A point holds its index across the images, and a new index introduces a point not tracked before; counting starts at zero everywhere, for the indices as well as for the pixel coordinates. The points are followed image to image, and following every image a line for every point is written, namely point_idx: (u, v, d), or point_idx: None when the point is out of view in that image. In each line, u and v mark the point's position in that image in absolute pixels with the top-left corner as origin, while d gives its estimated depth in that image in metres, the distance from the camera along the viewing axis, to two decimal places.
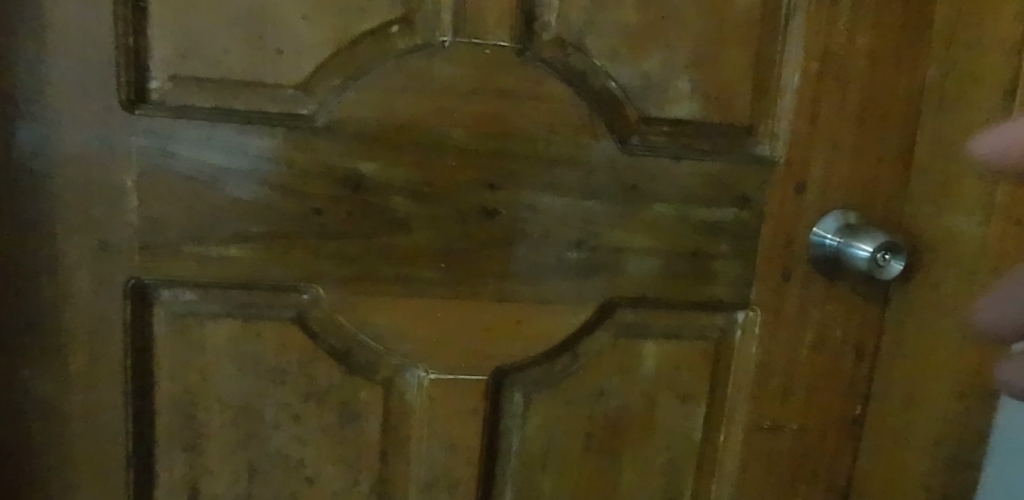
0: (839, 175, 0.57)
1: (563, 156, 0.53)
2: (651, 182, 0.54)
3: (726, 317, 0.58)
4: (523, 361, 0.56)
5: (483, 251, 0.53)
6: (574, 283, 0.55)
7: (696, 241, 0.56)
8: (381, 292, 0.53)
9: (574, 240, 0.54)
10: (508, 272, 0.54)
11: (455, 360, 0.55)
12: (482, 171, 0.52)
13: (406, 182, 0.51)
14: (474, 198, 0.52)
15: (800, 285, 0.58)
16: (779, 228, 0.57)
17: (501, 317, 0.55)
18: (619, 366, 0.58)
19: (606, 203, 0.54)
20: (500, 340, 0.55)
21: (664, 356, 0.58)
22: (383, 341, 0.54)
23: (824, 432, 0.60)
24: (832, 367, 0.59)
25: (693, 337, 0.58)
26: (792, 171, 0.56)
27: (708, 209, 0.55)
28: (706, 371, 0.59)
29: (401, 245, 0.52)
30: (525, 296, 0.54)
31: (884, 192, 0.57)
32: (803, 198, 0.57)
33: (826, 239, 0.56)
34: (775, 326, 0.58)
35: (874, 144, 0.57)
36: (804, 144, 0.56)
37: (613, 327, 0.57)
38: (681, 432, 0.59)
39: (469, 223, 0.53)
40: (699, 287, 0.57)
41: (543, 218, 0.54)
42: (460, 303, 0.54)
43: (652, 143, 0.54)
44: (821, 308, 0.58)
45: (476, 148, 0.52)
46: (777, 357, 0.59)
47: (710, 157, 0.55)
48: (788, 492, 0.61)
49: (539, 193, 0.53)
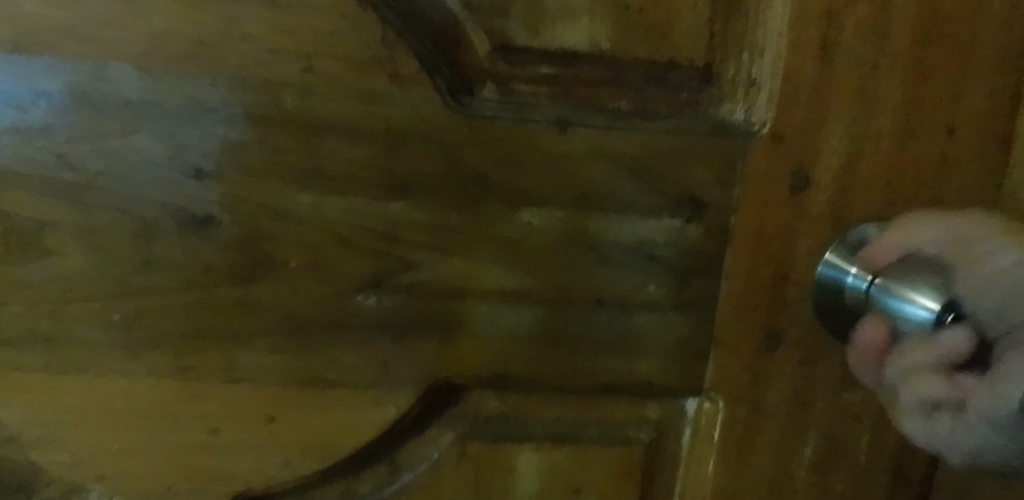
0: (875, 159, 0.31)
1: (339, 116, 0.28)
2: (516, 169, 0.29)
3: (663, 406, 0.33)
4: (289, 485, 0.31)
5: (194, 295, 0.29)
6: (372, 353, 0.30)
7: (606, 279, 0.30)
8: (9, 365, 0.29)
9: (368, 274, 0.29)
10: (247, 333, 0.29)
11: (159, 483, 0.30)
12: (178, 146, 0.27)
13: (29, 163, 0.27)
14: (169, 194, 0.28)
15: (798, 357, 0.32)
16: (761, 256, 0.31)
17: (237, 411, 0.30)
18: (471, 491, 0.33)
19: (429, 210, 0.29)
20: (240, 450, 0.30)
21: (553, 473, 0.33)
22: (19, 448, 0.30)
23: None
24: (853, 497, 0.34)
25: (603, 441, 0.33)
26: (782, 152, 0.30)
27: (626, 220, 0.30)
28: (630, 496, 0.34)
29: (33, 278, 0.28)
30: (283, 376, 0.30)
31: (956, 194, 0.31)
32: (806, 202, 0.31)
33: (848, 278, 0.30)
34: (748, 428, 0.33)
35: (942, 103, 0.30)
36: (809, 103, 0.30)
37: (459, 422, 0.32)
38: None
39: (163, 243, 0.28)
40: (610, 359, 0.31)
41: (304, 235, 0.29)
42: (159, 384, 0.30)
43: (520, 98, 0.29)
44: (833, 397, 0.33)
45: (162, 102, 0.27)
46: (754, 480, 0.33)
47: (626, 127, 0.29)
48: None
49: (294, 186, 0.28)
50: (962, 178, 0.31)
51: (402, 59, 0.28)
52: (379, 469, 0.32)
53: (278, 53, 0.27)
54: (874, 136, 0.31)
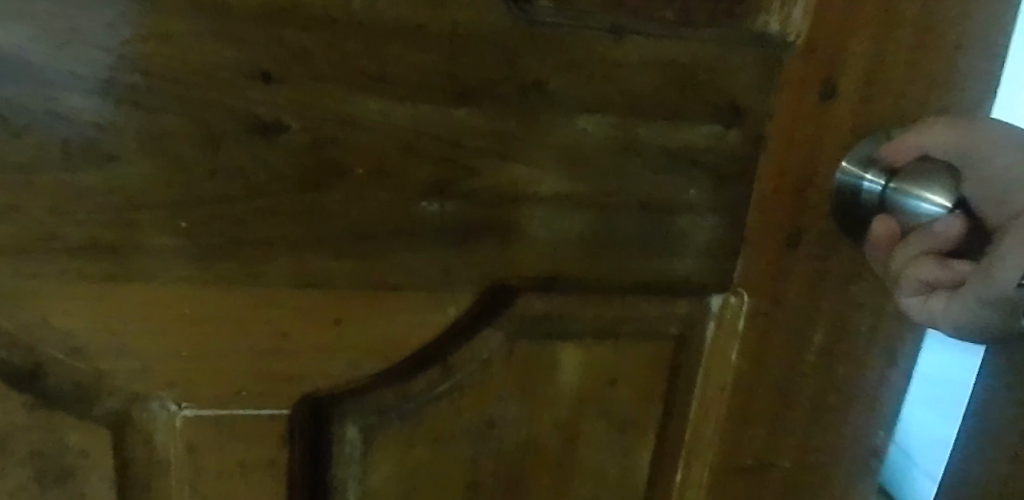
0: (893, 69, 0.33)
1: (406, 21, 0.28)
2: (572, 78, 0.30)
3: (692, 302, 0.36)
4: (353, 384, 0.33)
5: (262, 203, 0.29)
6: (434, 256, 0.31)
7: (651, 183, 0.32)
8: (73, 276, 0.29)
9: (432, 181, 0.30)
10: (314, 240, 0.30)
11: (227, 385, 0.32)
12: (245, 51, 0.27)
13: (89, 68, 0.26)
14: (235, 100, 0.28)
15: (816, 254, 0.35)
16: (790, 161, 0.34)
17: (304, 316, 0.31)
18: (519, 385, 0.35)
19: (490, 116, 0.30)
20: (306, 353, 0.32)
21: (593, 367, 0.35)
22: (88, 357, 0.30)
23: (833, 466, 0.40)
24: (855, 378, 0.38)
25: (639, 335, 0.36)
26: (813, 63, 0.32)
27: (672, 128, 0.32)
28: (661, 386, 0.37)
29: (98, 189, 0.28)
30: (347, 280, 0.31)
31: (954, 102, 0.35)
32: (832, 111, 0.33)
33: (863, 182, 0.33)
34: (767, 319, 0.36)
35: (953, 18, 0.33)
36: (841, 16, 0.32)
37: (509, 322, 0.34)
38: (616, 474, 0.38)
39: (229, 150, 0.28)
40: (650, 259, 0.34)
41: (370, 142, 0.29)
42: (226, 291, 0.30)
43: (573, 9, 0.30)
44: (844, 290, 0.36)
45: (225, 4, 0.26)
46: (771, 366, 0.37)
47: (675, 35, 0.31)
48: None
49: (360, 93, 0.28)
50: (960, 85, 0.34)
51: None
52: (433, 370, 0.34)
53: None
54: (894, 47, 0.33)
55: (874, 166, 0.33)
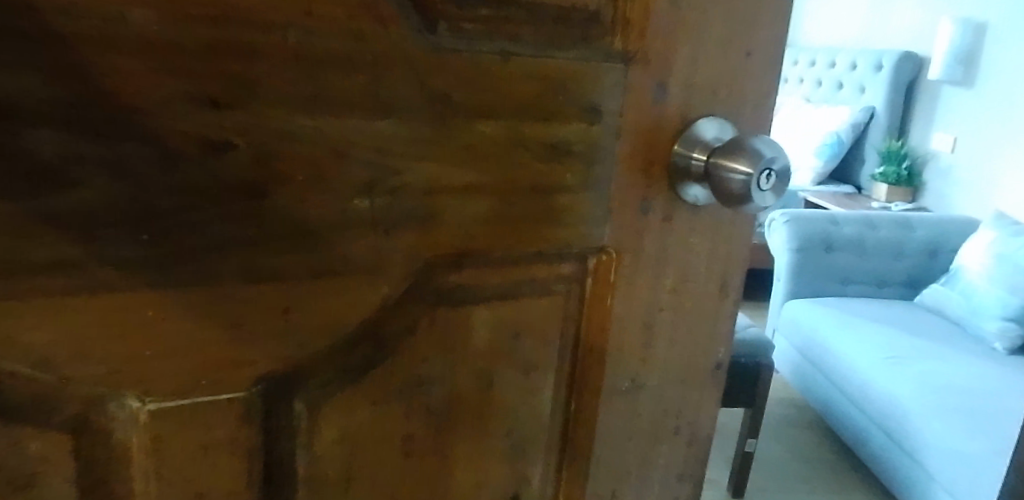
0: (705, 71, 0.43)
1: (333, 52, 0.33)
2: (472, 91, 0.37)
3: (573, 264, 0.44)
4: (303, 363, 0.38)
5: (217, 213, 0.33)
6: (367, 244, 0.37)
7: (537, 171, 0.40)
8: (38, 295, 0.31)
9: (362, 182, 0.36)
10: (262, 239, 0.35)
11: (189, 377, 0.36)
12: (200, 83, 0.31)
13: (54, 104, 0.29)
14: (188, 125, 0.32)
15: (663, 216, 0.45)
16: (640, 146, 0.43)
17: (257, 307, 0.36)
18: (442, 346, 0.42)
19: (407, 125, 0.36)
20: (260, 339, 0.36)
21: (500, 324, 0.43)
22: (54, 367, 0.33)
23: (686, 380, 0.50)
24: (695, 308, 0.49)
25: (535, 295, 0.43)
26: (652, 69, 0.41)
27: (550, 126, 0.39)
28: (552, 334, 0.45)
29: (63, 212, 0.30)
30: (295, 273, 0.36)
31: (750, 93, 0.46)
32: (666, 106, 0.43)
33: (691, 160, 0.43)
34: (630, 270, 0.45)
35: (742, 32, 0.44)
36: (666, 34, 0.41)
37: (429, 294, 0.40)
38: (524, 412, 0.46)
39: (184, 169, 0.32)
40: (539, 233, 0.42)
41: (309, 153, 0.34)
42: (185, 293, 0.34)
43: (467, 35, 0.36)
44: (684, 242, 0.46)
45: (181, 43, 0.30)
46: (636, 308, 0.46)
47: (548, 54, 0.38)
48: (649, 455, 0.51)
49: (296, 112, 0.34)
50: (753, 80, 0.45)
51: (383, 4, 0.34)
52: (369, 343, 0.40)
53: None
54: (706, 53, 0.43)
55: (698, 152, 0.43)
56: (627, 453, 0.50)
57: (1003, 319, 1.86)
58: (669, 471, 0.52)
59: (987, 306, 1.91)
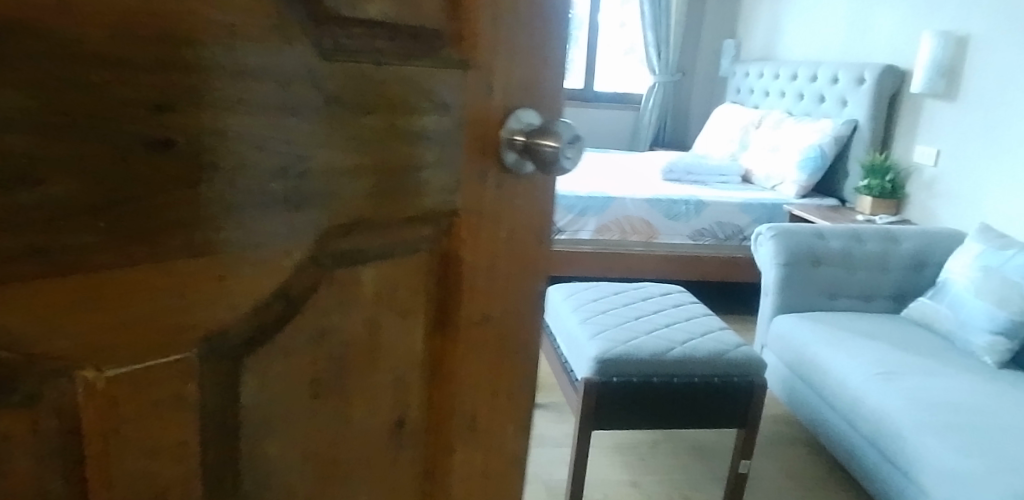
0: (521, 73, 0.55)
1: (253, 63, 0.41)
2: (357, 92, 0.46)
3: (434, 227, 0.54)
4: (234, 324, 0.44)
5: (162, 197, 0.39)
6: (281, 219, 0.45)
7: (406, 152, 0.50)
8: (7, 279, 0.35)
9: (277, 167, 0.43)
10: (200, 219, 0.41)
11: (140, 345, 0.40)
12: (143, 90, 0.37)
13: (25, 110, 0.34)
14: (137, 127, 0.37)
15: (496, 184, 0.56)
16: (478, 131, 0.54)
17: (197, 277, 0.42)
18: (338, 300, 0.50)
19: (309, 121, 0.44)
20: (199, 305, 0.42)
21: (381, 277, 0.53)
22: (22, 346, 0.36)
23: (520, 309, 0.62)
24: (523, 255, 0.60)
25: (406, 252, 0.54)
26: (482, 72, 0.53)
27: (411, 118, 0.50)
28: (420, 283, 0.56)
29: (31, 204, 0.35)
30: (226, 247, 0.42)
31: (560, 88, 0.59)
32: (493, 99, 0.54)
33: (515, 143, 0.55)
34: (480, 229, 0.57)
35: (545, 43, 0.56)
36: (490, 45, 0.53)
37: (326, 258, 0.48)
38: (401, 348, 0.56)
39: (134, 162, 0.37)
40: (408, 202, 0.52)
41: (236, 147, 0.41)
42: (136, 269, 0.39)
43: (347, 48, 0.45)
44: (515, 204, 0.58)
45: (126, 58, 0.36)
46: (479, 256, 0.57)
47: (410, 62, 0.49)
48: (500, 378, 0.62)
49: (225, 113, 0.40)
50: (554, 79, 0.58)
51: (289, 25, 0.42)
52: (281, 304, 0.47)
53: (211, 21, 0.38)
54: (525, 60, 0.55)
55: (519, 131, 0.55)
56: (488, 376, 0.61)
57: (992, 334, 1.87)
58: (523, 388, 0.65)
59: (976, 318, 1.92)
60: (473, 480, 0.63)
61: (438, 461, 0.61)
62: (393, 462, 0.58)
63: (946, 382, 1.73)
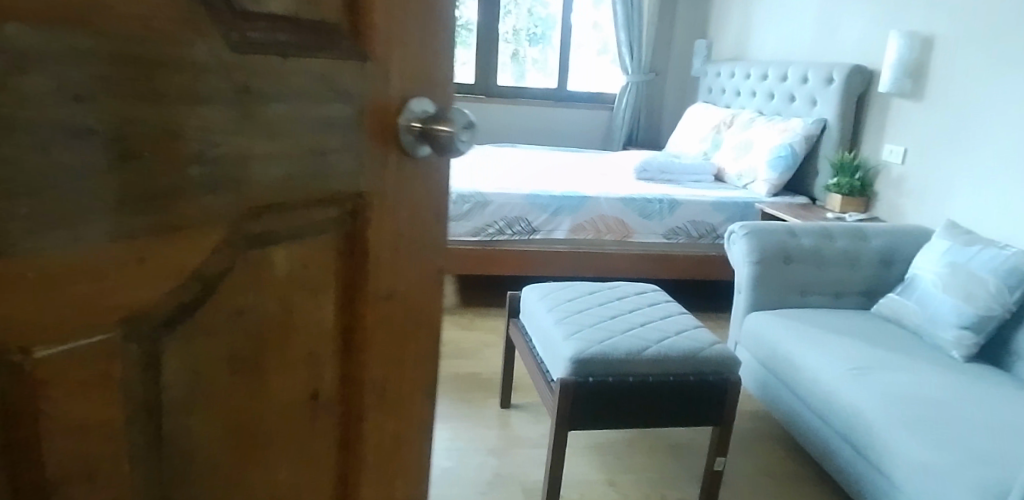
0: (415, 64, 0.61)
1: (165, 55, 0.44)
2: (263, 81, 0.51)
3: (339, 209, 0.60)
4: (155, 305, 0.47)
5: (82, 182, 0.42)
6: (196, 202, 0.48)
7: (311, 137, 0.55)
8: None
9: (192, 153, 0.47)
10: (118, 204, 0.44)
11: (66, 329, 0.43)
12: (62, 80, 0.40)
13: None
14: (57, 116, 0.40)
15: (395, 167, 0.63)
16: (377, 118, 0.60)
17: (119, 260, 0.44)
18: (249, 279, 0.54)
19: (220, 109, 0.48)
20: (121, 287, 0.45)
21: (293, 254, 0.58)
22: None
23: (419, 284, 0.68)
24: (421, 234, 0.67)
25: (314, 233, 0.59)
26: (379, 63, 0.59)
27: (314, 106, 0.55)
28: (330, 263, 0.61)
29: None
30: (145, 230, 0.45)
31: (450, 77, 0.65)
32: (389, 87, 0.60)
33: (411, 129, 0.62)
34: (384, 211, 0.63)
35: (434, 36, 0.62)
36: (386, 39, 0.58)
37: (240, 240, 0.52)
38: (310, 321, 0.61)
39: (55, 149, 0.40)
40: (313, 185, 0.57)
41: (150, 133, 0.45)
42: (60, 256, 0.41)
43: (254, 41, 0.49)
44: (412, 185, 0.65)
45: (49, 49, 0.39)
46: (381, 236, 0.63)
47: (313, 54, 0.54)
48: (401, 348, 0.68)
49: (140, 101, 0.44)
50: (446, 68, 0.65)
51: (199, 19, 0.46)
52: (199, 284, 0.50)
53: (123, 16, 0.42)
54: (419, 55, 0.61)
55: (416, 118, 0.62)
56: (393, 348, 0.68)
57: (959, 327, 1.91)
58: (428, 358, 0.72)
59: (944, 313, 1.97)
60: (384, 444, 0.70)
61: (351, 428, 0.67)
62: (311, 430, 0.64)
63: (914, 374, 1.78)
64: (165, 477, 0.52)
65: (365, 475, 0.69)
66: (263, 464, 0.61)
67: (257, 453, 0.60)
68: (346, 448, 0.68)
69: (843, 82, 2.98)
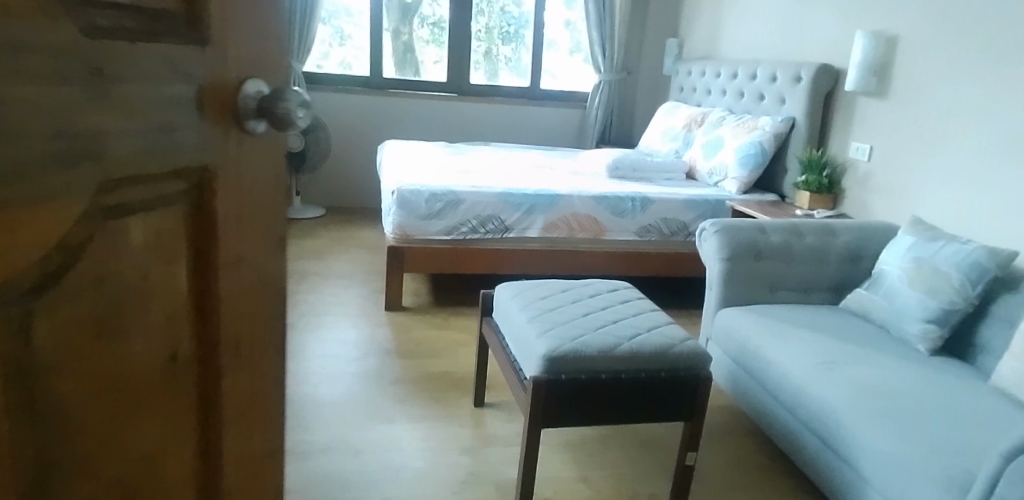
0: (249, 48, 0.64)
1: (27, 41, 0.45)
2: (113, 64, 0.52)
3: (185, 180, 0.60)
4: (28, 272, 0.48)
5: None
6: (54, 178, 0.48)
7: (158, 115, 0.56)
8: None
9: (48, 131, 0.47)
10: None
11: None
12: None
13: None
14: None
15: (237, 143, 0.64)
16: (221, 100, 0.62)
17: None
18: (104, 255, 0.54)
19: (71, 92, 0.49)
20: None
21: (149, 226, 0.59)
22: None
23: (263, 245, 0.70)
24: (265, 200, 0.69)
25: (161, 204, 0.59)
26: (217, 50, 0.61)
27: (161, 87, 0.56)
28: (178, 231, 0.62)
29: None
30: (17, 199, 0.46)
31: (281, 60, 0.68)
32: (229, 71, 0.62)
33: (248, 108, 0.63)
34: (228, 182, 0.64)
35: (262, 19, 0.64)
36: (220, 24, 0.60)
37: (96, 212, 0.53)
38: (161, 290, 0.61)
39: None
40: (166, 158, 0.58)
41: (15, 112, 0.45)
42: None
43: (102, 28, 0.50)
44: (252, 157, 0.66)
45: None
46: (229, 205, 0.65)
47: (154, 40, 0.55)
48: (251, 314, 0.70)
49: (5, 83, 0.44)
50: (276, 52, 0.67)
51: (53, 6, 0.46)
52: (60, 254, 0.50)
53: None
54: (257, 35, 0.64)
55: (252, 100, 0.64)
56: (247, 310, 0.70)
57: (925, 321, 1.94)
58: (279, 317, 0.75)
59: (909, 307, 2.00)
60: (240, 408, 0.71)
61: (210, 390, 0.68)
62: (172, 398, 0.64)
63: (883, 368, 1.80)
64: (36, 438, 0.51)
65: (227, 444, 0.71)
66: (125, 438, 0.60)
67: (115, 428, 0.59)
68: (207, 417, 0.68)
69: (810, 81, 3.02)
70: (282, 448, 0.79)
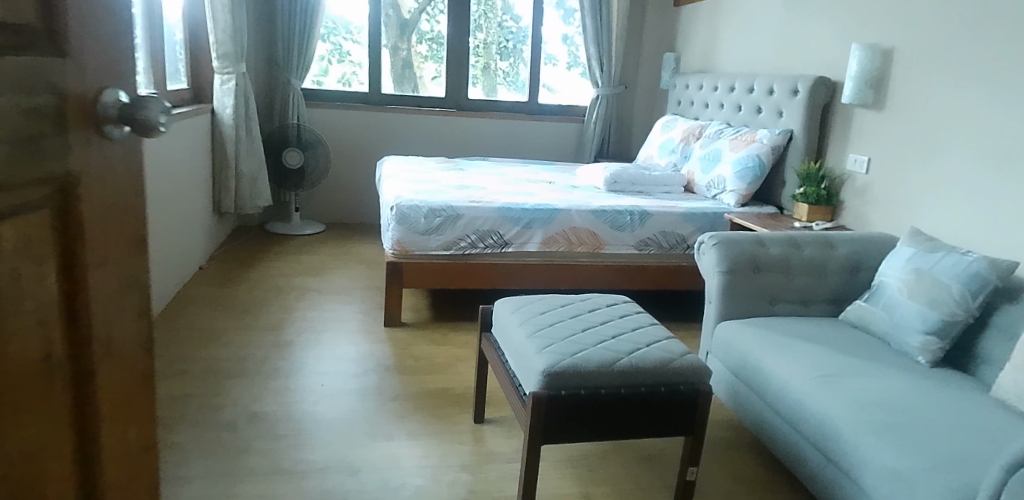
0: (106, 68, 0.69)
1: None
2: None
3: (49, 187, 0.64)
4: None
5: None
6: None
7: (22, 127, 0.60)
8: None
9: None
10: None
11: None
12: None
13: None
14: None
15: (95, 152, 0.68)
16: (81, 112, 0.66)
17: None
18: None
19: None
20: None
21: (22, 230, 0.61)
22: None
23: (127, 244, 0.74)
24: (120, 201, 0.73)
25: (31, 208, 0.62)
26: (77, 66, 0.66)
27: (29, 99, 0.61)
28: (45, 234, 0.64)
29: None
30: None
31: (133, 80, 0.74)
32: (87, 87, 0.67)
33: (107, 114, 0.69)
34: (87, 186, 0.68)
35: (116, 44, 0.71)
36: (82, 46, 0.66)
37: None
38: (37, 290, 0.64)
39: None
40: (32, 165, 0.62)
41: None
42: None
43: None
44: (111, 164, 0.71)
45: None
46: (91, 207, 0.68)
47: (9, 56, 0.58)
48: (116, 317, 0.74)
49: None
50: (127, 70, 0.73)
51: None
52: None
53: None
54: (105, 52, 0.69)
55: (111, 105, 0.69)
56: (115, 310, 0.73)
57: (925, 334, 1.94)
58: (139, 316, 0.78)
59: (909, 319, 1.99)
60: (112, 402, 0.74)
61: (81, 388, 0.70)
62: (52, 393, 0.66)
63: (873, 379, 1.79)
64: None
65: (101, 444, 0.73)
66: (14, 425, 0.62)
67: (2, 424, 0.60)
68: (79, 420, 0.70)
69: (809, 94, 3.02)
70: (154, 444, 0.83)
